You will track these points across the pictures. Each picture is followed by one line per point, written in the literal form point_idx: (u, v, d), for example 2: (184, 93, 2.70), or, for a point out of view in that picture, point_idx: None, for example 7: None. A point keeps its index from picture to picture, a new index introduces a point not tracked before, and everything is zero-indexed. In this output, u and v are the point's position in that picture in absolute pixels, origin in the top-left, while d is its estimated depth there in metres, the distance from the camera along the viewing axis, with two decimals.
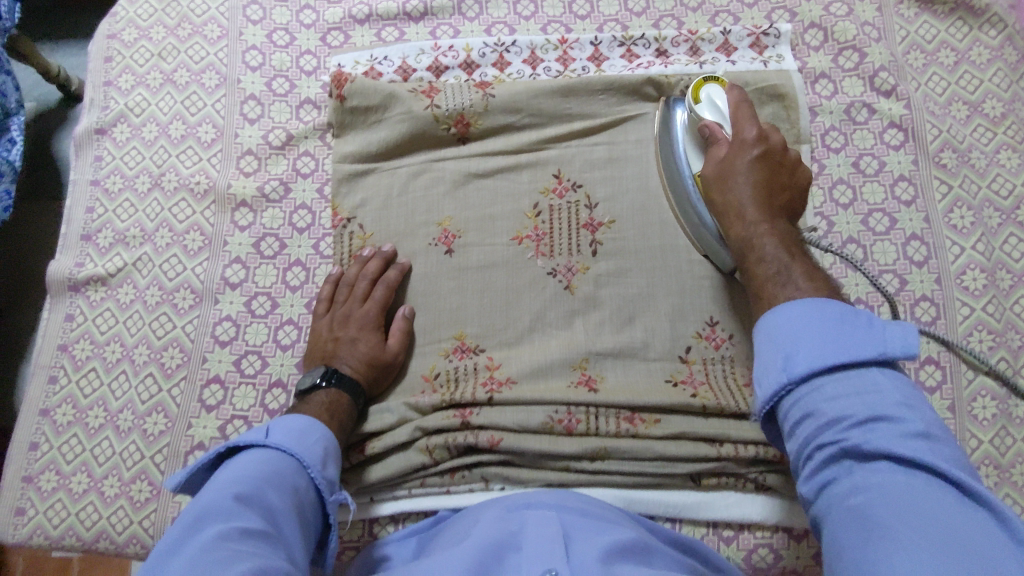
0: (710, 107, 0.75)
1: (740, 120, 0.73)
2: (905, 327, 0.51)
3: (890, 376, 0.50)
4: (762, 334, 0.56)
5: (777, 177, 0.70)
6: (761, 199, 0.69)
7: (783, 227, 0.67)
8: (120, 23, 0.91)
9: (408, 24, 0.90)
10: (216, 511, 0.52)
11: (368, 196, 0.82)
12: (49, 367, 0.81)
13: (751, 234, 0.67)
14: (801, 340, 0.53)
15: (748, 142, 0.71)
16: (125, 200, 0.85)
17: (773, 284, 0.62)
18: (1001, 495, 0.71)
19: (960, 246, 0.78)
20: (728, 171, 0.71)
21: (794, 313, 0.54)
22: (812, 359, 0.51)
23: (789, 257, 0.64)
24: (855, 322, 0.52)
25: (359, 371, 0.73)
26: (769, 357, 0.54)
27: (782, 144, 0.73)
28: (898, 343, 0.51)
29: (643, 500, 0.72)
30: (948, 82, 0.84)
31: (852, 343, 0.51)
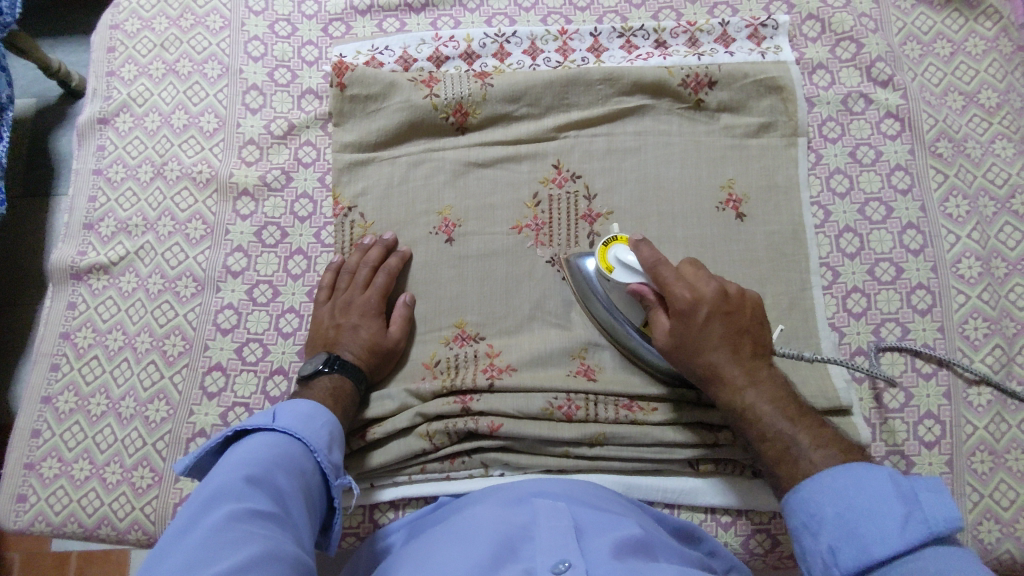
0: (625, 271, 0.70)
1: (671, 286, 0.66)
2: (940, 494, 0.52)
3: (946, 551, 0.49)
4: (801, 518, 0.56)
5: (731, 331, 0.65)
6: (737, 364, 0.64)
7: (768, 379, 0.64)
8: (122, 14, 0.92)
9: (409, 15, 0.91)
10: (228, 491, 0.52)
11: (368, 185, 0.82)
12: (51, 356, 0.81)
13: (746, 404, 0.63)
14: (845, 526, 0.52)
15: (686, 314, 0.65)
16: (127, 189, 0.86)
17: (789, 460, 0.60)
18: (995, 481, 0.71)
19: (955, 234, 0.78)
20: (684, 348, 0.66)
21: (828, 486, 0.55)
22: (858, 545, 0.51)
23: (791, 423, 0.61)
24: (891, 496, 0.52)
25: (360, 358, 0.73)
26: (816, 547, 0.54)
27: (717, 292, 0.65)
28: (938, 514, 0.50)
29: (641, 486, 0.73)
30: (943, 73, 0.85)
31: (898, 525, 0.50)
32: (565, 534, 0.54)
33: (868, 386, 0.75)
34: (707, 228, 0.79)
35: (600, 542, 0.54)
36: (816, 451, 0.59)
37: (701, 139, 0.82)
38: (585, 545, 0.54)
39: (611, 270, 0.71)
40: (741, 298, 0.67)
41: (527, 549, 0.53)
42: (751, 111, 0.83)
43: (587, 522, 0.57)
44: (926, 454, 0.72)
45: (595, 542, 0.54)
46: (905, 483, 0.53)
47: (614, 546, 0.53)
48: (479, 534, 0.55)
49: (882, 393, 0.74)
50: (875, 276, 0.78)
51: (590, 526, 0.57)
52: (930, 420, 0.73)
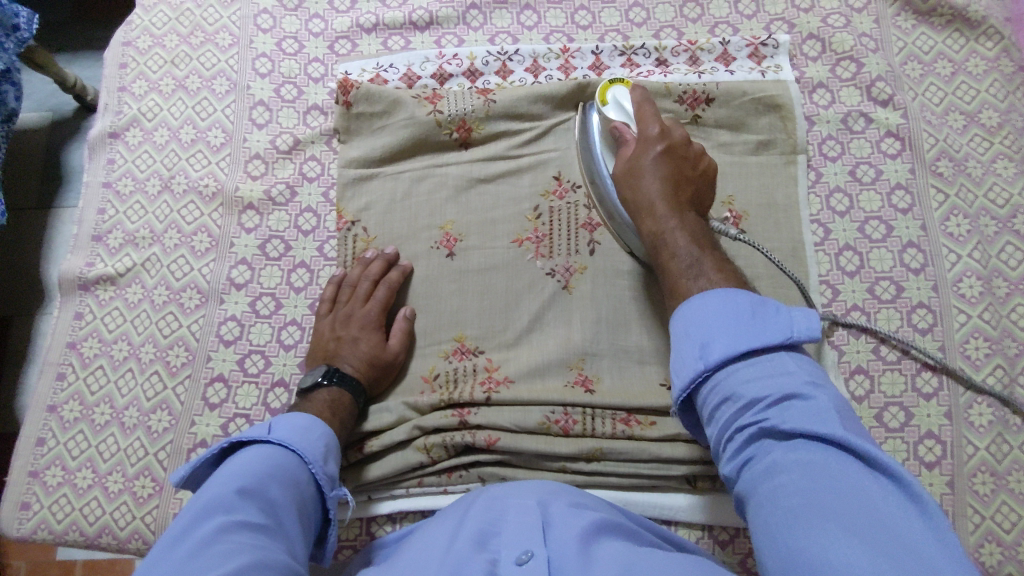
0: (617, 109, 0.77)
1: (644, 118, 0.73)
2: (810, 314, 0.55)
3: (796, 359, 0.54)
4: (681, 325, 0.58)
5: (679, 171, 0.70)
6: (669, 197, 0.69)
7: (693, 219, 0.68)
8: (135, 31, 0.94)
9: (414, 33, 0.93)
10: (219, 504, 0.52)
11: (372, 200, 0.83)
12: (57, 365, 0.83)
13: (664, 228, 0.67)
14: (719, 331, 0.55)
15: (649, 139, 0.72)
16: (136, 202, 0.87)
17: (684, 279, 0.63)
18: (997, 502, 0.71)
19: (956, 253, 0.78)
20: (633, 169, 0.71)
21: (707, 303, 0.57)
22: (726, 347, 0.54)
23: (698, 251, 0.65)
24: (765, 312, 0.55)
25: (360, 371, 0.74)
26: (690, 348, 0.56)
27: (684, 136, 0.72)
28: (800, 329, 0.55)
29: (639, 502, 0.72)
30: (944, 92, 0.85)
31: (762, 332, 0.54)
32: (534, 525, 0.55)
33: (869, 405, 0.74)
34: None
35: (568, 526, 0.54)
36: (708, 277, 0.62)
37: None
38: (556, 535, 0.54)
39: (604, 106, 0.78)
40: (700, 157, 0.72)
41: (495, 542, 0.54)
42: (750, 129, 0.83)
43: (555, 510, 0.58)
44: (927, 474, 0.72)
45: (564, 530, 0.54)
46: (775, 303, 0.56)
47: (583, 533, 0.54)
48: (456, 533, 0.56)
49: (882, 412, 0.74)
50: (875, 294, 0.78)
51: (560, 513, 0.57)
52: (931, 440, 0.73)
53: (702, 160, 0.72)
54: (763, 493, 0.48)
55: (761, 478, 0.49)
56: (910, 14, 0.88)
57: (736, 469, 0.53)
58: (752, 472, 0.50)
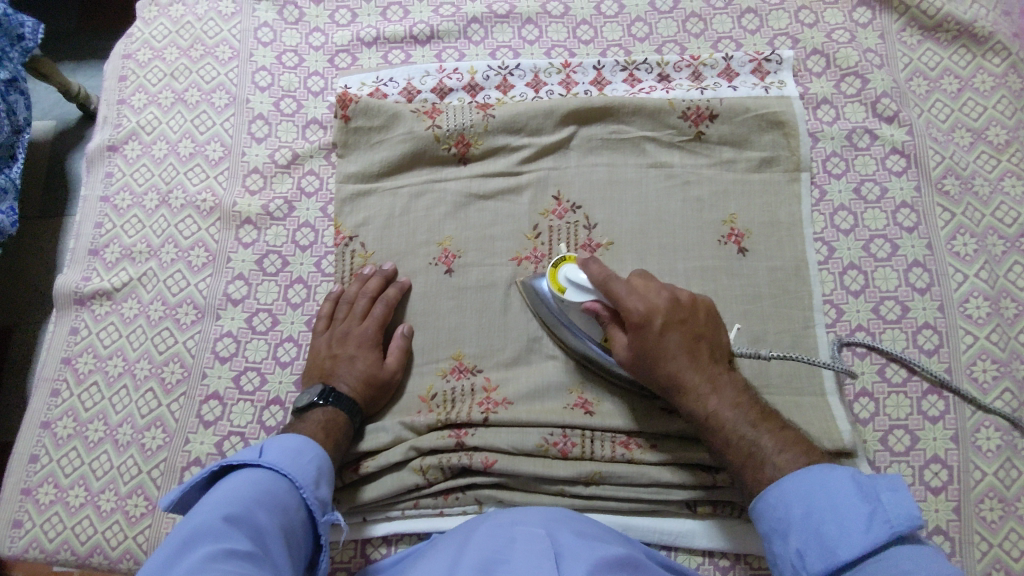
0: (577, 290, 0.69)
1: (624, 300, 0.65)
2: (898, 490, 0.54)
3: (904, 548, 0.51)
4: (768, 521, 0.58)
5: (688, 339, 0.64)
6: (698, 372, 0.64)
7: (728, 385, 0.64)
8: (135, 43, 0.94)
9: (415, 47, 0.92)
10: (205, 532, 0.52)
11: (370, 215, 0.83)
12: (52, 381, 0.82)
13: (709, 412, 0.63)
14: (810, 527, 0.55)
15: (641, 326, 0.64)
16: (133, 216, 0.87)
17: (755, 464, 0.60)
18: (1005, 530, 0.69)
19: (963, 273, 0.77)
20: (643, 357, 0.65)
21: (793, 493, 0.56)
22: (824, 550, 0.53)
23: (754, 429, 0.61)
24: (854, 498, 0.54)
25: (356, 391, 0.73)
26: (786, 549, 0.56)
27: (669, 300, 0.65)
28: (895, 510, 0.53)
29: (638, 526, 0.72)
30: (951, 109, 0.84)
31: (858, 523, 0.53)
32: (540, 553, 0.54)
33: (874, 428, 0.73)
34: (709, 262, 0.78)
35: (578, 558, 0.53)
36: (779, 455, 0.59)
37: (702, 172, 0.81)
38: (563, 564, 0.53)
39: (563, 291, 0.70)
40: (694, 305, 0.66)
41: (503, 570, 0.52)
42: (753, 145, 0.82)
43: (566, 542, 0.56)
44: (934, 500, 0.70)
45: (574, 561, 0.53)
46: (867, 481, 0.55)
47: (588, 564, 0.53)
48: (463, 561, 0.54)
49: (888, 436, 0.73)
50: (880, 314, 0.76)
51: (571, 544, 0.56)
52: (937, 465, 0.71)
53: (698, 309, 0.66)
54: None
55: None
56: (916, 29, 0.87)
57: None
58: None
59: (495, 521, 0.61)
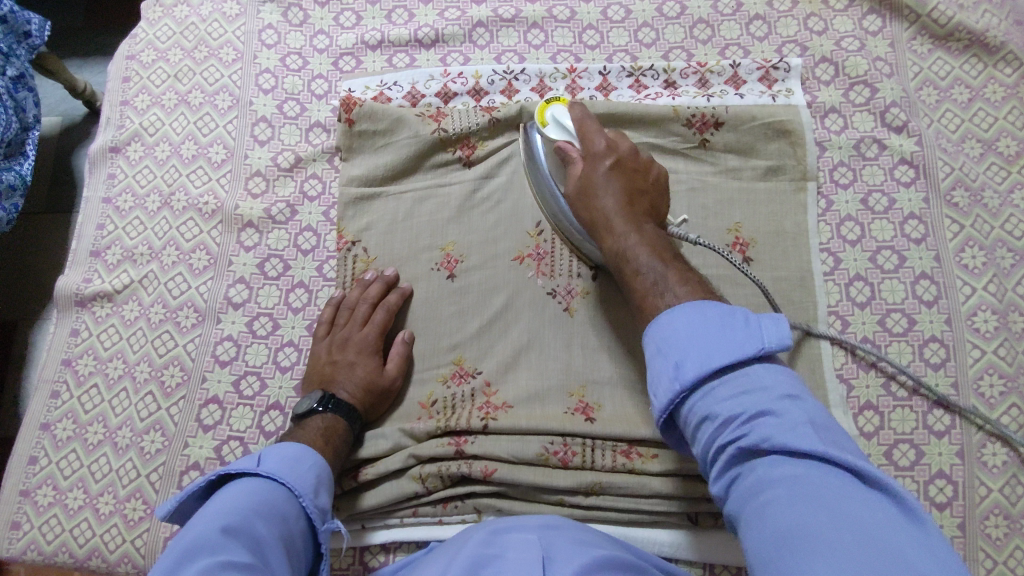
0: (557, 128, 0.75)
1: (588, 135, 0.72)
2: (778, 322, 0.54)
3: (770, 370, 0.52)
4: (656, 343, 0.56)
5: (631, 184, 0.69)
6: (628, 210, 0.68)
7: (650, 230, 0.67)
8: (139, 44, 0.94)
9: (419, 50, 0.91)
10: (203, 544, 0.51)
11: (373, 220, 0.82)
12: (52, 382, 0.82)
13: (624, 246, 0.66)
14: (691, 346, 0.53)
15: (596, 155, 0.71)
16: (135, 218, 0.87)
17: (655, 294, 0.61)
18: (1010, 547, 0.68)
19: (971, 286, 0.76)
20: (586, 188, 0.70)
21: (683, 320, 0.56)
22: (698, 362, 0.52)
23: (663, 264, 0.63)
24: (734, 323, 0.53)
25: (356, 398, 0.73)
26: (664, 367, 0.55)
27: (631, 150, 0.72)
28: (770, 337, 0.53)
29: (639, 538, 0.71)
30: (961, 119, 0.83)
31: (735, 345, 0.52)
32: (533, 557, 0.53)
33: (878, 442, 0.72)
34: (713, 270, 0.77)
35: (575, 563, 0.52)
36: (678, 287, 0.61)
37: (707, 180, 0.80)
38: (561, 567, 0.52)
39: (546, 125, 0.75)
40: (649, 167, 0.72)
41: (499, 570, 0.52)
42: (759, 154, 0.81)
43: (562, 547, 0.55)
44: (938, 516, 0.69)
45: (571, 564, 0.52)
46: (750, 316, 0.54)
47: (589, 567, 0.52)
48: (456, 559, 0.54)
49: (892, 450, 0.72)
50: (886, 326, 0.75)
51: (567, 550, 0.55)
52: (942, 480, 0.70)
53: (652, 169, 0.71)
54: (751, 514, 0.46)
55: (747, 500, 0.48)
56: (926, 38, 0.86)
57: (724, 487, 0.51)
58: (739, 490, 0.49)
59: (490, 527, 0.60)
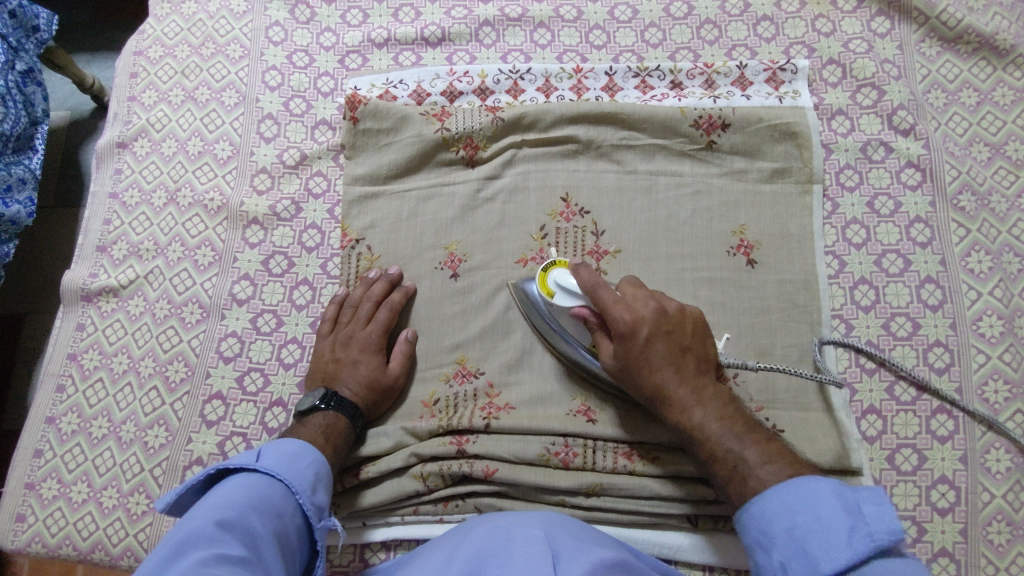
0: (567, 296, 0.70)
1: (609, 308, 0.67)
2: (885, 507, 0.51)
3: (887, 565, 0.49)
4: (757, 535, 0.56)
5: (673, 349, 0.65)
6: (682, 385, 0.64)
7: (713, 397, 0.64)
8: (147, 40, 0.94)
9: (426, 49, 0.91)
10: (199, 536, 0.51)
11: (377, 218, 0.82)
12: (58, 376, 0.82)
13: (693, 425, 0.63)
14: (792, 541, 0.53)
15: (625, 334, 0.66)
16: (141, 213, 0.87)
17: (741, 478, 0.59)
18: (1013, 554, 0.68)
19: (976, 290, 0.76)
20: (629, 367, 0.66)
21: (780, 505, 0.55)
22: (805, 563, 0.51)
23: (741, 442, 0.61)
24: (833, 511, 0.52)
25: (358, 395, 0.73)
26: (769, 563, 0.54)
27: (656, 310, 0.66)
28: (883, 527, 0.50)
29: (637, 538, 0.71)
30: (969, 122, 0.82)
31: (843, 538, 0.50)
32: (533, 549, 0.53)
33: (881, 447, 0.72)
34: (717, 273, 0.77)
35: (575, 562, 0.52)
36: (762, 468, 0.58)
37: (713, 182, 0.80)
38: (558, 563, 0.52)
39: (551, 296, 0.71)
40: (684, 315, 0.67)
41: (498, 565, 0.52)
42: (765, 156, 0.81)
43: (563, 544, 0.55)
44: (940, 521, 0.69)
45: (571, 563, 0.52)
46: (851, 496, 0.53)
47: (582, 562, 0.52)
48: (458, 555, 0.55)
49: (895, 454, 0.71)
50: (890, 330, 0.75)
51: (568, 546, 0.54)
52: (944, 486, 0.70)
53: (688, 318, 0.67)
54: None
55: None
56: (935, 40, 0.86)
57: None
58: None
59: (493, 522, 0.59)
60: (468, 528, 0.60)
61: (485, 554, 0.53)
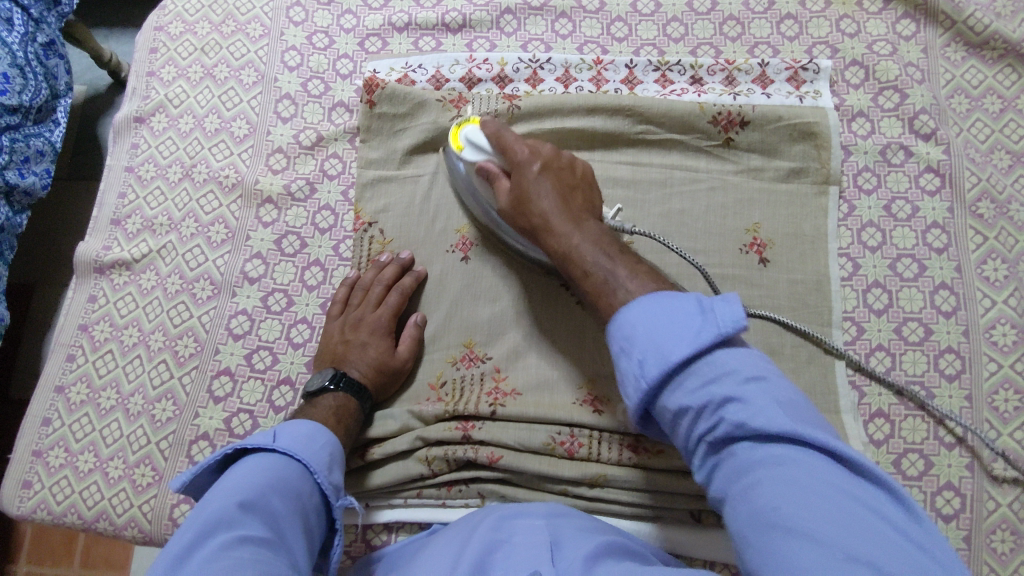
0: (473, 150, 0.73)
1: (508, 145, 0.71)
2: (733, 302, 0.52)
3: (731, 354, 0.51)
4: (618, 340, 0.55)
5: (562, 185, 0.68)
6: (563, 213, 0.66)
7: (592, 227, 0.66)
8: (168, 16, 0.94)
9: (446, 35, 0.91)
10: (220, 522, 0.52)
11: (389, 202, 0.82)
12: (68, 346, 0.83)
13: (569, 248, 0.65)
14: (651, 341, 0.52)
15: (521, 165, 0.69)
16: (156, 188, 0.87)
17: (607, 292, 0.60)
18: (1016, 563, 0.67)
19: (991, 298, 0.75)
20: (519, 198, 0.69)
21: (645, 311, 0.54)
22: (658, 359, 0.51)
23: (610, 260, 0.62)
24: (692, 312, 0.52)
25: (367, 377, 0.73)
26: (628, 364, 0.53)
27: (551, 151, 0.71)
28: (730, 319, 0.51)
29: (639, 531, 0.71)
30: (991, 129, 0.82)
31: (694, 331, 0.51)
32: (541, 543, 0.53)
33: (887, 451, 0.71)
34: (729, 270, 0.77)
35: (578, 547, 0.53)
36: (629, 281, 0.60)
37: (729, 179, 0.80)
38: (561, 554, 0.52)
39: (462, 150, 0.74)
40: (575, 164, 0.71)
41: (502, 560, 0.52)
42: (783, 155, 0.80)
43: (566, 533, 0.56)
44: (944, 528, 0.69)
45: (572, 551, 0.52)
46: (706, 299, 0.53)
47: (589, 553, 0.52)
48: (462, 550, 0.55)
49: (901, 459, 0.71)
50: (902, 335, 0.75)
51: (570, 536, 0.55)
52: (950, 492, 0.70)
53: (579, 167, 0.71)
54: (735, 500, 0.47)
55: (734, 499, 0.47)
56: (960, 45, 0.85)
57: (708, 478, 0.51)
58: (722, 483, 0.49)
59: (498, 513, 0.60)
60: (475, 520, 0.61)
61: (488, 549, 0.54)
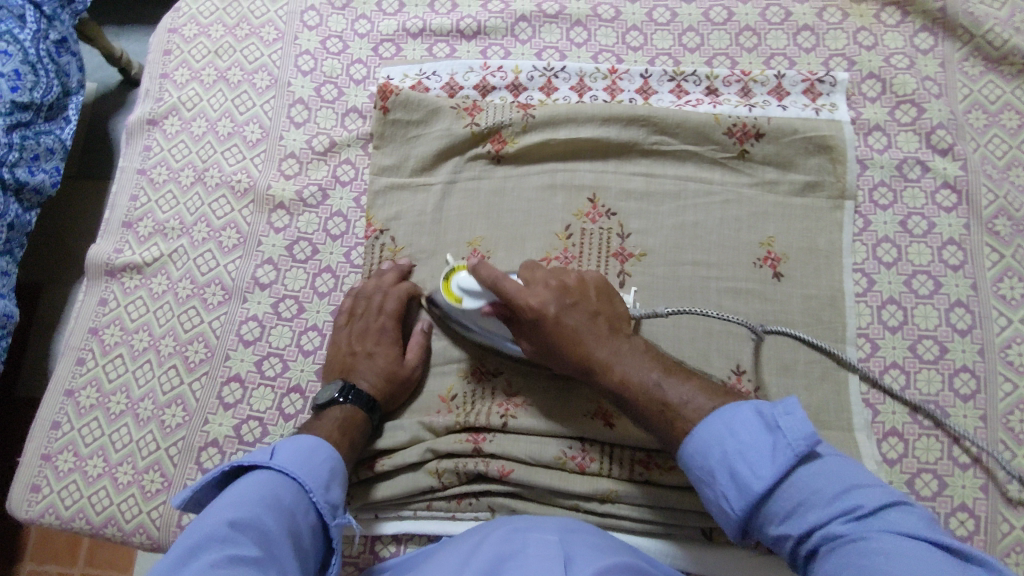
0: (471, 298, 0.70)
1: (513, 295, 0.66)
2: (799, 410, 0.52)
3: (812, 468, 0.50)
4: (696, 471, 0.55)
5: (585, 316, 0.65)
6: (601, 345, 0.64)
7: (633, 348, 0.63)
8: (182, 18, 0.94)
9: (460, 41, 0.91)
10: (213, 538, 0.52)
11: (401, 211, 0.82)
12: (79, 349, 0.83)
13: (623, 380, 0.62)
14: (726, 465, 0.52)
15: (540, 317, 0.65)
16: (168, 191, 0.87)
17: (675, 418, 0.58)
18: None
19: (1007, 317, 0.75)
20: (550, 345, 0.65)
21: (713, 432, 0.54)
22: (740, 489, 0.51)
23: (666, 385, 0.60)
24: (759, 429, 0.52)
25: (376, 388, 0.72)
26: (714, 495, 0.54)
27: (554, 287, 0.66)
28: (799, 430, 0.51)
29: (649, 549, 0.70)
30: (1008, 145, 0.81)
31: (766, 453, 0.51)
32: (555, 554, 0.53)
33: (901, 470, 0.71)
34: (742, 284, 0.76)
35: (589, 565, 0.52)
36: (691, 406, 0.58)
37: (743, 192, 0.79)
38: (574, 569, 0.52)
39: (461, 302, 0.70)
40: (582, 280, 0.68)
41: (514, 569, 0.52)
42: (797, 168, 0.80)
43: (576, 549, 0.55)
44: None
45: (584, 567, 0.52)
46: (768, 408, 0.53)
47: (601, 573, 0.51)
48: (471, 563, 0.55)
49: (914, 478, 0.71)
50: (917, 353, 0.74)
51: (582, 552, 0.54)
52: (963, 513, 0.69)
53: (587, 283, 0.68)
54: None
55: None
56: (978, 59, 0.84)
57: None
58: None
59: (510, 525, 0.60)
60: (483, 531, 0.61)
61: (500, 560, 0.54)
